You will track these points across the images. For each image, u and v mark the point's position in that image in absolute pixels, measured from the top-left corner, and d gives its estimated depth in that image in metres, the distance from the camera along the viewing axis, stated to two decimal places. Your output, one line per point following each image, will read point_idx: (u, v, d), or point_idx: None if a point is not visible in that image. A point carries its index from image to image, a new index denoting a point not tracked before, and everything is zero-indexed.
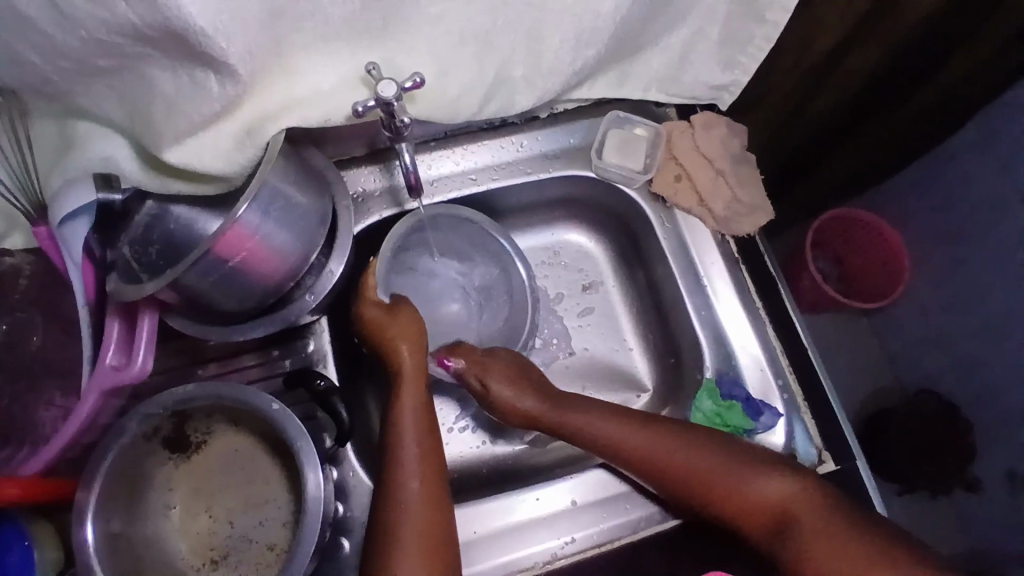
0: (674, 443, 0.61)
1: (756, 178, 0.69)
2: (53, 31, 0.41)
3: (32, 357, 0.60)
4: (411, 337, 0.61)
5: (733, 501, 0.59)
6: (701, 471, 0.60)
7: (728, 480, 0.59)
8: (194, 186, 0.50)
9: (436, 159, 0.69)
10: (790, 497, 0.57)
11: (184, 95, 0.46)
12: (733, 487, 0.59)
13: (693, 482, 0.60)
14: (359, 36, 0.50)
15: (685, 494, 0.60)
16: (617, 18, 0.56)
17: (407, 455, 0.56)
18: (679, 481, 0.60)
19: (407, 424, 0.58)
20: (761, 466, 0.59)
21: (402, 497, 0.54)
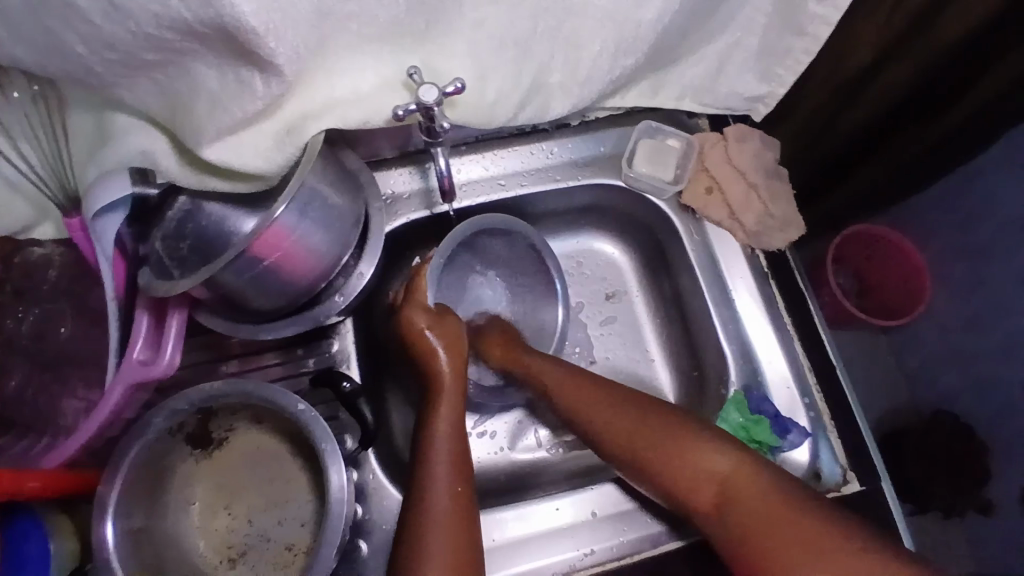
0: (608, 397, 0.61)
1: (788, 193, 0.68)
2: (101, 23, 0.41)
3: (59, 347, 0.60)
4: (451, 346, 0.62)
5: (669, 462, 0.56)
6: (639, 428, 0.58)
7: (670, 442, 0.56)
8: (230, 184, 0.50)
9: (465, 163, 0.69)
10: (739, 473, 0.53)
11: (227, 92, 0.46)
12: (675, 454, 0.56)
13: (634, 438, 0.58)
14: (401, 39, 0.50)
15: (627, 451, 0.58)
16: (658, 27, 0.55)
17: (439, 463, 0.55)
18: (614, 431, 0.59)
19: (440, 436, 0.57)
20: (707, 436, 0.56)
21: (433, 507, 0.53)
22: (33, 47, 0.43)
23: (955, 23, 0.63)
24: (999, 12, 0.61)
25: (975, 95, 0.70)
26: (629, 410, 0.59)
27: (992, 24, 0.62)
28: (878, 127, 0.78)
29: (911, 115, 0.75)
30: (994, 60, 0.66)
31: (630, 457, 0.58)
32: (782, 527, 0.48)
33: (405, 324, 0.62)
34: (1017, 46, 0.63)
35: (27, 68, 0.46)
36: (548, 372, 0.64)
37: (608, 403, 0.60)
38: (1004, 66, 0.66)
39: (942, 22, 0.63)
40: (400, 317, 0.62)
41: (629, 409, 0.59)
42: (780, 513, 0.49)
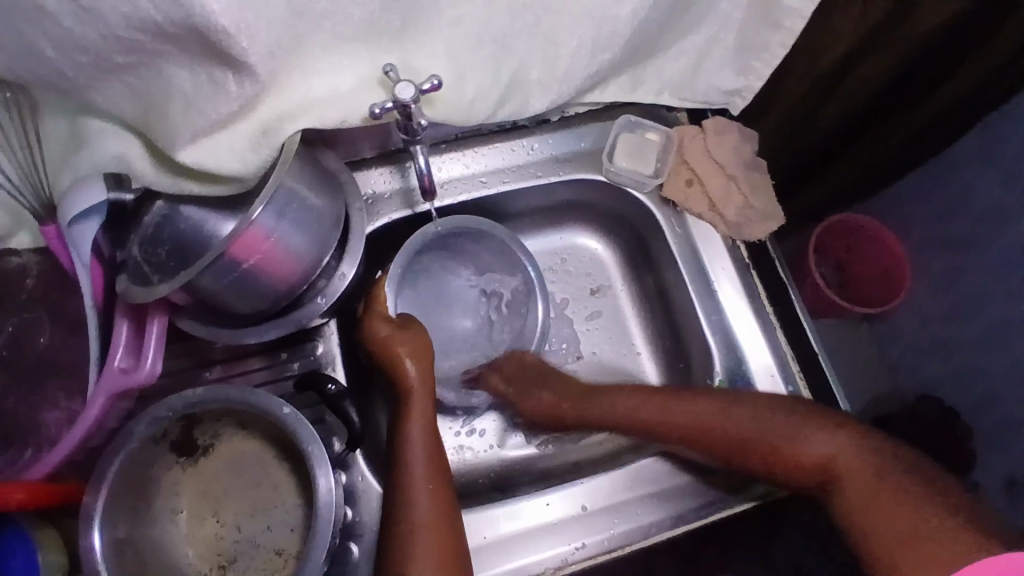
0: (692, 402, 0.62)
1: (767, 184, 0.69)
2: (68, 24, 0.41)
3: (37, 357, 0.59)
4: (419, 352, 0.61)
5: (774, 452, 0.59)
6: (738, 430, 0.60)
7: (773, 435, 0.59)
8: (206, 187, 0.49)
9: (446, 161, 0.69)
10: (838, 455, 0.58)
11: (201, 93, 0.45)
12: (774, 443, 0.59)
13: (729, 438, 0.60)
14: (377, 38, 0.50)
15: (719, 450, 0.61)
16: (634, 22, 0.56)
17: (417, 469, 0.55)
18: (698, 432, 0.61)
19: (414, 438, 0.57)
20: (811, 421, 0.59)
21: (411, 505, 0.54)
22: (3, 51, 0.43)
23: (933, 13, 0.63)
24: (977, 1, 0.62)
25: (957, 80, 0.71)
26: (707, 404, 0.62)
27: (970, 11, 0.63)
28: (857, 117, 0.79)
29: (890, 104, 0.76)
30: (975, 47, 0.67)
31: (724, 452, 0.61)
32: (889, 503, 0.55)
33: (369, 330, 0.62)
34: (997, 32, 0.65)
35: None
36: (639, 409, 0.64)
37: (690, 401, 0.62)
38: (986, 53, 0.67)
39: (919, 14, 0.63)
40: (365, 327, 0.62)
41: (706, 403, 0.62)
42: (892, 489, 0.55)
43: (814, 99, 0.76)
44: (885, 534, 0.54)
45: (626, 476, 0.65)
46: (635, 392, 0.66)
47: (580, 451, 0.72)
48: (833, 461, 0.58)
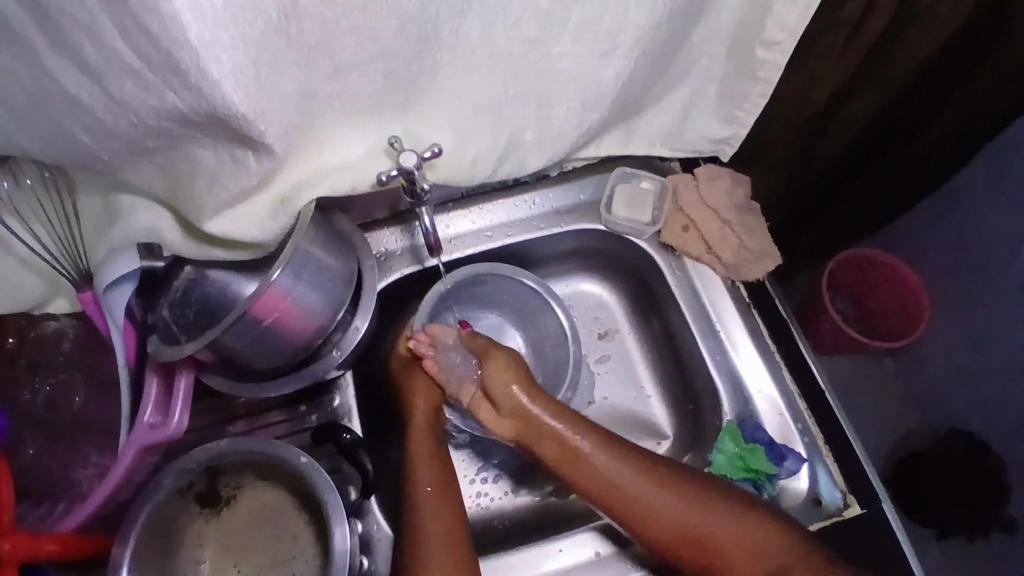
0: (626, 468, 0.59)
1: (762, 225, 0.71)
2: (102, 116, 0.44)
3: (73, 417, 0.63)
4: (428, 389, 0.65)
5: (715, 542, 0.57)
6: (672, 510, 0.57)
7: (699, 518, 0.57)
8: (230, 254, 0.54)
9: (453, 219, 0.73)
10: (758, 546, 0.56)
11: (224, 171, 0.49)
12: (699, 532, 0.57)
13: (673, 522, 0.57)
14: (383, 113, 0.55)
15: (660, 531, 0.58)
16: (618, 85, 0.60)
17: (425, 500, 0.58)
18: (643, 508, 0.58)
19: (423, 472, 0.59)
20: (726, 505, 0.58)
21: (422, 534, 0.56)
22: (42, 139, 0.47)
23: (910, 54, 0.66)
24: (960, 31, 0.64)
25: (953, 108, 0.72)
26: (631, 474, 0.58)
27: (958, 41, 0.65)
28: (857, 150, 0.81)
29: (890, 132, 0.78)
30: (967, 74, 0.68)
31: (656, 533, 0.58)
32: None
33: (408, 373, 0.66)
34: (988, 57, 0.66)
35: (39, 158, 0.50)
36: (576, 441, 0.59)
37: (615, 465, 0.58)
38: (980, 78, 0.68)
39: (906, 45, 0.65)
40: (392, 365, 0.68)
41: (630, 472, 0.58)
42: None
43: (806, 138, 0.79)
44: None
45: None
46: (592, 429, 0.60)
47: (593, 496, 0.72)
48: (735, 551, 0.57)
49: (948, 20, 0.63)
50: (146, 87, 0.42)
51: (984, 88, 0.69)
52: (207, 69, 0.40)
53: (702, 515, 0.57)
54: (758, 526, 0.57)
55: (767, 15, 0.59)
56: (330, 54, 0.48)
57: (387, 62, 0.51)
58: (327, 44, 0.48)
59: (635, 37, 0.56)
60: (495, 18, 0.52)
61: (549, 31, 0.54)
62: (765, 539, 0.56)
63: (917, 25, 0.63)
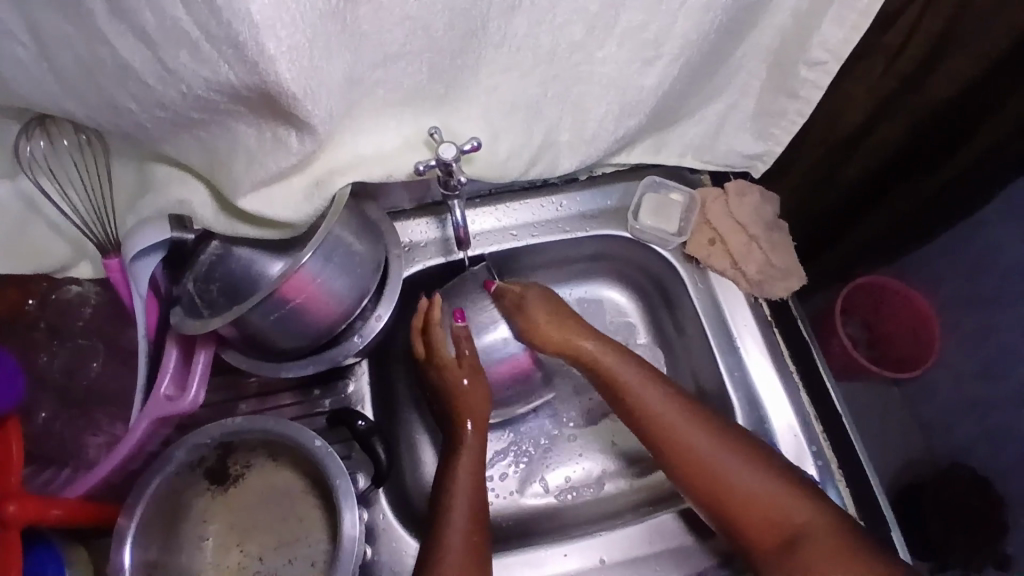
0: (682, 416, 0.62)
1: (788, 244, 0.71)
2: (151, 83, 0.44)
3: (89, 383, 0.63)
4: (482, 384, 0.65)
5: (744, 500, 0.59)
6: (713, 458, 0.60)
7: (734, 475, 0.60)
8: (261, 231, 0.52)
9: (480, 215, 0.73)
10: (772, 500, 0.59)
11: (265, 148, 0.49)
12: (730, 489, 0.60)
13: (711, 472, 0.60)
14: (422, 103, 0.55)
15: (697, 480, 0.61)
16: (658, 94, 0.60)
17: (460, 482, 0.60)
18: (690, 455, 0.61)
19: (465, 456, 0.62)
20: (753, 461, 0.60)
21: (445, 522, 0.57)
22: (88, 103, 0.46)
23: (950, 79, 0.65)
24: (986, 70, 0.63)
25: (973, 143, 0.72)
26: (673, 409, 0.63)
27: (982, 80, 0.65)
28: (880, 179, 0.81)
29: (917, 161, 0.77)
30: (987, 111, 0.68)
31: (693, 480, 0.61)
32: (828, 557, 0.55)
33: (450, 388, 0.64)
34: (1012, 96, 0.66)
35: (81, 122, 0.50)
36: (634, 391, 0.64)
37: (663, 401, 0.63)
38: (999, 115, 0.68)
39: (936, 77, 0.65)
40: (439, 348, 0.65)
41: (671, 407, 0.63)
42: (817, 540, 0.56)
43: (836, 159, 0.78)
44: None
45: (648, 530, 0.65)
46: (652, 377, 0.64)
47: (599, 502, 0.72)
48: (762, 512, 0.59)
49: (974, 58, 0.62)
50: (202, 59, 0.42)
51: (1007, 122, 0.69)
52: (265, 45, 0.40)
53: (727, 462, 0.60)
54: (791, 495, 0.58)
55: (812, 36, 0.59)
56: (379, 40, 0.48)
57: (433, 54, 0.51)
58: (376, 32, 0.48)
59: (679, 47, 0.56)
60: (543, 17, 0.51)
61: (595, 35, 0.54)
62: (789, 509, 0.58)
63: (947, 58, 0.63)
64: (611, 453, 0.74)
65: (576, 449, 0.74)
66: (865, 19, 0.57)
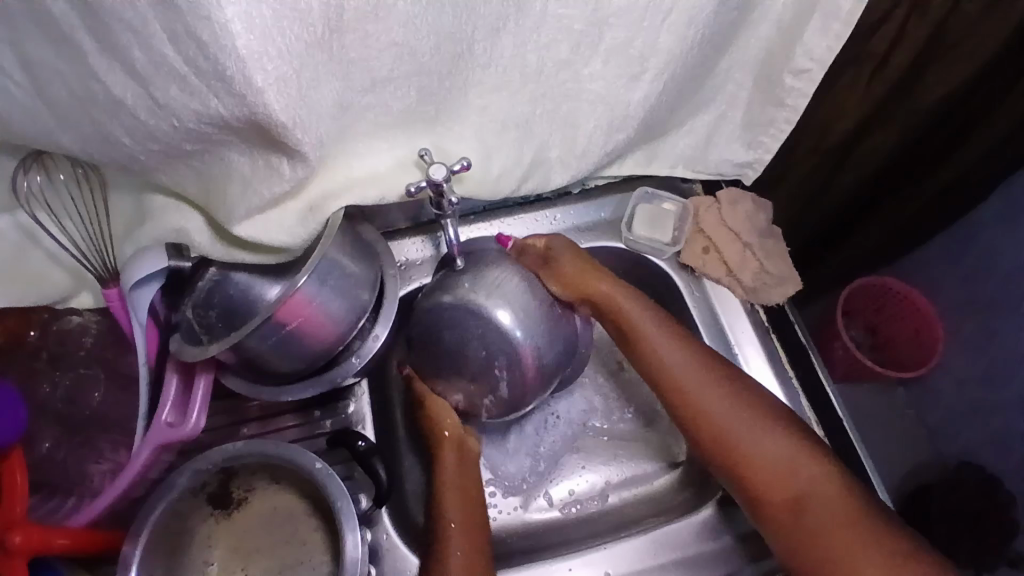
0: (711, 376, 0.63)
1: (783, 250, 0.71)
2: (143, 116, 0.44)
3: (91, 412, 0.64)
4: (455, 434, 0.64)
5: (763, 458, 0.60)
6: (737, 415, 0.61)
7: (756, 435, 0.61)
8: (258, 257, 0.53)
9: (474, 231, 0.74)
10: (790, 462, 0.59)
11: (257, 176, 0.49)
12: (749, 447, 0.60)
13: (733, 429, 0.61)
14: (413, 125, 0.56)
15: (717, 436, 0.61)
16: (646, 106, 0.60)
17: (451, 530, 0.59)
18: (709, 412, 0.62)
19: (450, 505, 0.61)
20: (774, 426, 0.61)
21: (445, 538, 0.59)
22: (83, 137, 0.47)
23: (942, 79, 0.66)
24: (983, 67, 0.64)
25: (973, 142, 0.73)
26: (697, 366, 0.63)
27: (980, 76, 0.66)
28: (875, 181, 0.81)
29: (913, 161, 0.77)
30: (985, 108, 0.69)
31: (714, 436, 0.61)
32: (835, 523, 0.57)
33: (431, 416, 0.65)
34: (1012, 91, 0.67)
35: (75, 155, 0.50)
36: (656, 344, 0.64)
37: (688, 358, 0.64)
38: (998, 110, 0.69)
39: (934, 76, 0.66)
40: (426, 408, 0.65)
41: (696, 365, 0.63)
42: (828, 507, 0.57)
43: (830, 165, 0.79)
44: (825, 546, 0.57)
45: (651, 541, 0.65)
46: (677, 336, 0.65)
47: (604, 515, 0.72)
48: (778, 474, 0.59)
49: (973, 54, 0.63)
50: (192, 92, 0.42)
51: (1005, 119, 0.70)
52: (254, 78, 0.41)
53: (749, 422, 0.61)
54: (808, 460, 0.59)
55: (796, 44, 0.60)
56: (367, 67, 0.49)
57: (421, 78, 0.52)
58: (364, 59, 0.49)
59: (665, 61, 0.57)
60: (529, 37, 0.52)
61: (580, 53, 0.54)
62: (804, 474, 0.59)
63: (944, 59, 0.64)
64: (614, 464, 0.74)
65: (578, 462, 0.74)
66: (848, 26, 0.58)
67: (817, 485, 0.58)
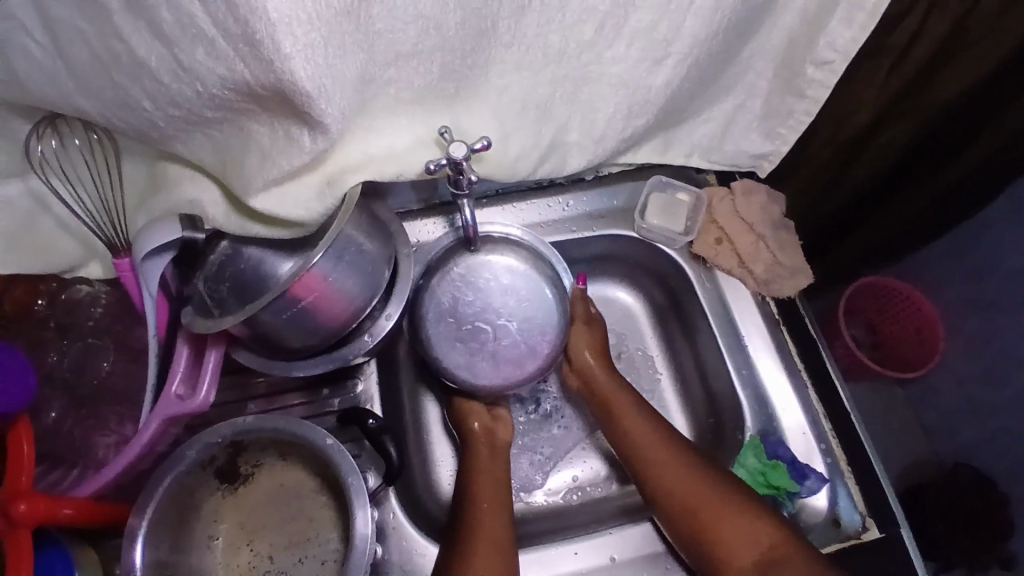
0: (663, 447, 0.64)
1: (795, 242, 0.71)
2: (165, 80, 0.44)
3: (100, 383, 0.64)
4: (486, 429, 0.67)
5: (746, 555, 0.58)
6: (698, 493, 0.61)
7: (719, 513, 0.60)
8: (271, 231, 0.52)
9: (487, 214, 0.74)
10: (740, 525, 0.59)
11: (276, 148, 0.48)
12: (709, 513, 0.60)
13: (713, 525, 0.60)
14: (433, 103, 0.55)
15: (675, 509, 0.62)
16: (666, 92, 0.60)
17: (483, 510, 0.60)
18: (667, 478, 0.63)
19: (483, 488, 0.62)
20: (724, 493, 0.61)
21: (475, 517, 0.59)
22: (102, 102, 0.47)
23: (957, 77, 0.66)
24: (991, 72, 0.65)
25: (975, 149, 0.73)
26: (648, 429, 0.66)
27: (984, 84, 0.66)
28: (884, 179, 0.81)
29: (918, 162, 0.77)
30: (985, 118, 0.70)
31: (672, 509, 0.62)
32: None
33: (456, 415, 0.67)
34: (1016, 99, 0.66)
35: (91, 120, 0.50)
36: (619, 407, 0.68)
37: (641, 423, 0.66)
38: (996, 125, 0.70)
39: (941, 82, 0.66)
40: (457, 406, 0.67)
41: (647, 427, 0.66)
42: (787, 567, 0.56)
43: (840, 164, 0.79)
44: None
45: (653, 530, 0.66)
46: (630, 401, 0.68)
47: (608, 500, 0.72)
48: (737, 552, 0.58)
49: (980, 61, 0.64)
50: (218, 57, 0.42)
51: (1003, 132, 0.71)
52: (281, 44, 0.41)
53: (694, 486, 0.62)
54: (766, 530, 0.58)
55: (819, 33, 0.60)
56: (391, 39, 0.49)
57: (445, 53, 0.51)
58: (389, 31, 0.48)
59: (687, 46, 0.56)
60: (554, 16, 0.52)
61: (604, 34, 0.54)
62: (763, 538, 0.58)
63: (949, 66, 0.65)
64: (619, 451, 0.74)
65: (582, 450, 0.74)
66: (874, 18, 0.58)
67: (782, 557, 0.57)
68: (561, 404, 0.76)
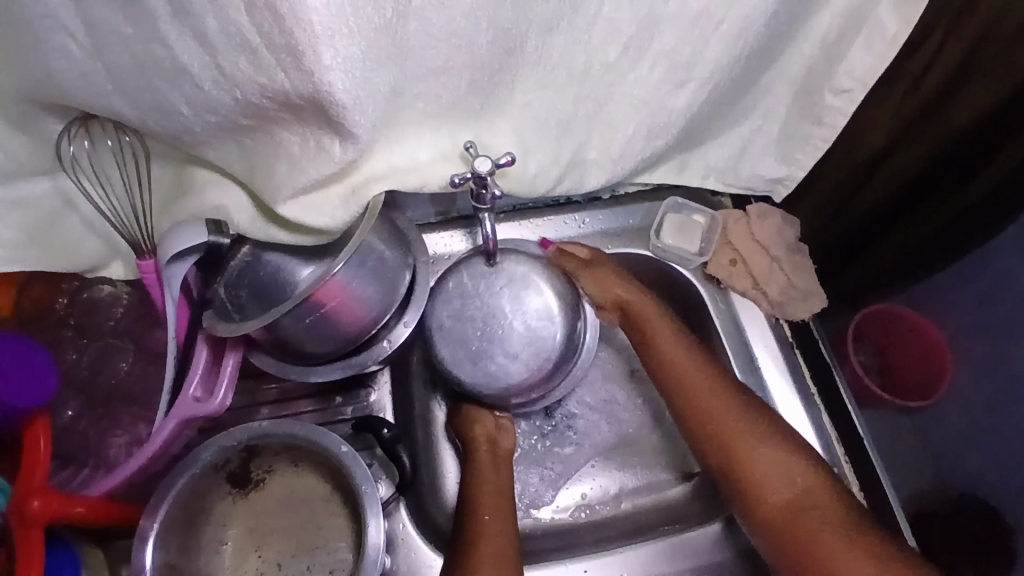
0: (673, 341, 0.66)
1: (808, 265, 0.72)
2: (206, 86, 0.45)
3: (116, 383, 0.64)
4: (490, 441, 0.66)
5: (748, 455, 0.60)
6: (704, 386, 0.63)
7: (721, 406, 0.62)
8: (296, 237, 0.53)
9: (510, 228, 0.75)
10: (749, 428, 0.61)
11: (305, 157, 0.49)
12: (717, 412, 0.62)
13: (716, 421, 0.62)
14: (458, 117, 0.56)
15: (679, 403, 0.64)
16: (686, 115, 0.61)
17: (485, 524, 0.59)
18: (675, 373, 0.64)
19: (485, 502, 0.61)
20: (735, 394, 0.63)
21: (478, 531, 0.59)
22: (141, 106, 0.48)
23: (968, 107, 0.66)
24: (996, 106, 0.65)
25: (980, 181, 0.73)
26: (660, 330, 0.66)
27: (996, 116, 0.66)
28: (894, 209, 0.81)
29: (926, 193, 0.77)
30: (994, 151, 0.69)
31: (675, 399, 0.64)
32: (787, 485, 0.59)
33: (467, 424, 0.66)
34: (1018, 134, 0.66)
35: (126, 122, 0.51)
36: (643, 317, 0.67)
37: (658, 323, 0.66)
38: (1003, 159, 0.69)
39: (951, 112, 0.67)
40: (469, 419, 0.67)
41: (659, 328, 0.66)
42: (780, 471, 0.59)
43: (853, 188, 0.80)
44: (784, 514, 0.58)
45: (659, 550, 0.66)
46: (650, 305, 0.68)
47: (617, 520, 0.71)
48: (735, 450, 0.61)
49: (991, 93, 0.64)
50: (259, 66, 0.43)
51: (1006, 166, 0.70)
52: (322, 56, 0.42)
53: (699, 377, 0.64)
54: (771, 433, 0.61)
55: (838, 62, 0.61)
56: (423, 54, 0.50)
57: (474, 70, 0.53)
58: (422, 47, 0.49)
59: (710, 70, 0.58)
60: (581, 38, 0.53)
61: (629, 56, 0.55)
62: (763, 439, 0.61)
63: (960, 97, 0.66)
64: (629, 469, 0.74)
65: (592, 468, 0.74)
66: (892, 49, 0.59)
67: (778, 458, 0.60)
68: (572, 420, 0.75)
